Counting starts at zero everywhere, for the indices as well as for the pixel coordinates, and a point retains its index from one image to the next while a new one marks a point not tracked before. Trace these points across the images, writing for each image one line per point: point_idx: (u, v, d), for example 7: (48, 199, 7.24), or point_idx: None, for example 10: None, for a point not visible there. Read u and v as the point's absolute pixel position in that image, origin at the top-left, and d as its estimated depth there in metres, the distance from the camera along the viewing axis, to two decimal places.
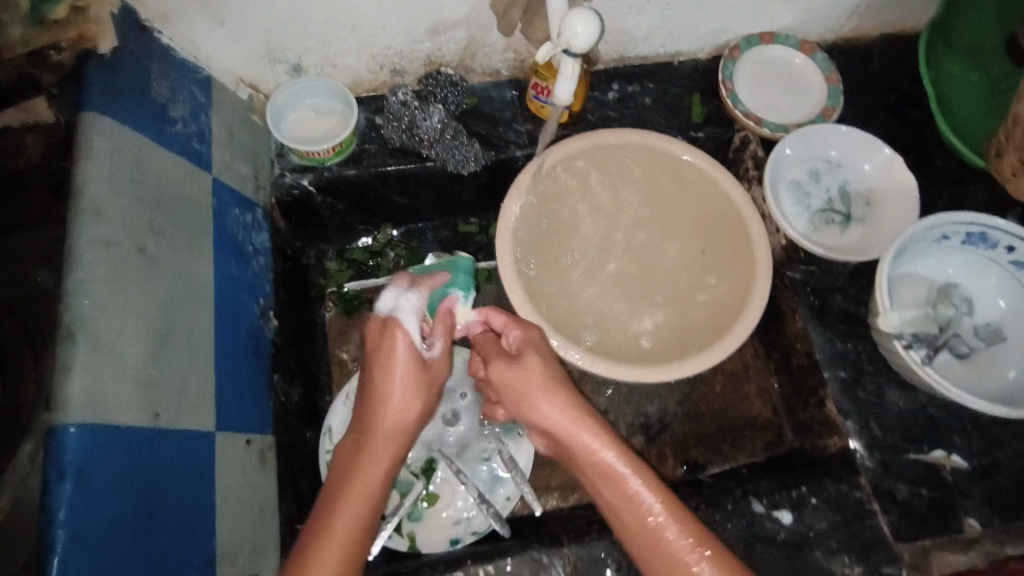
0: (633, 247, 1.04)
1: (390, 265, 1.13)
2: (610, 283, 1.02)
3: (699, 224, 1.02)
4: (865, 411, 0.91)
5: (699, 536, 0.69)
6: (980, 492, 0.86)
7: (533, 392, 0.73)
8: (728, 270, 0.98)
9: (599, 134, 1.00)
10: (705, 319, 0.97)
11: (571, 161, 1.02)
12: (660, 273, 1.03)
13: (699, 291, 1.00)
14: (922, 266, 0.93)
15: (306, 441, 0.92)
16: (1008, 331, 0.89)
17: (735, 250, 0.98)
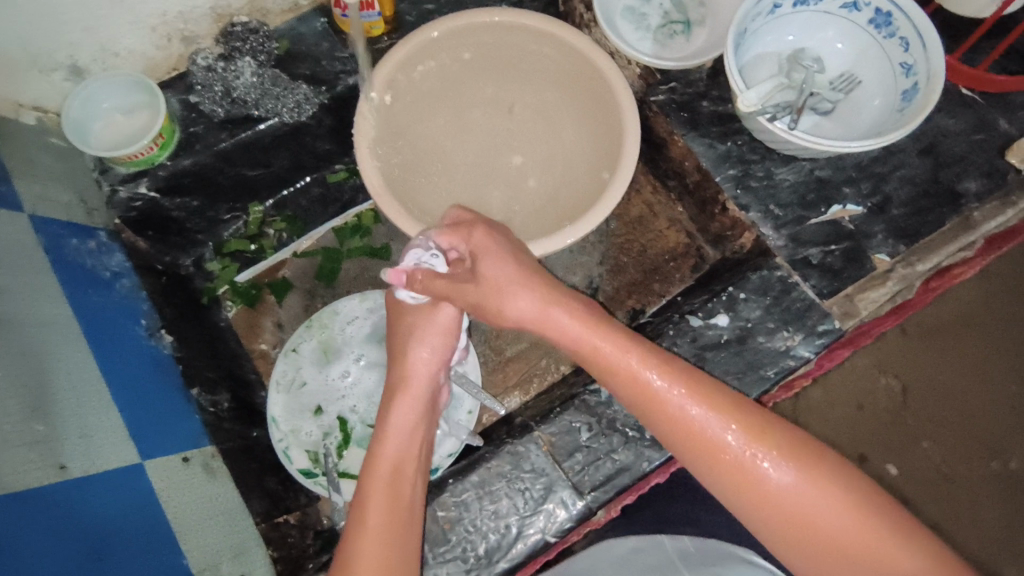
0: (498, 118, 1.02)
1: (275, 242, 1.07)
2: (523, 166, 1.01)
3: (547, 76, 1.00)
4: (761, 196, 0.94)
5: (721, 403, 0.64)
6: (882, 227, 0.91)
7: (497, 297, 0.71)
8: (592, 102, 0.98)
9: (424, 31, 0.95)
10: (599, 156, 0.96)
11: (402, 73, 0.97)
12: (544, 136, 1.01)
13: (580, 133, 0.99)
14: (764, 44, 0.96)
15: (255, 439, 0.89)
16: (861, 73, 0.95)
17: (589, 82, 0.97)
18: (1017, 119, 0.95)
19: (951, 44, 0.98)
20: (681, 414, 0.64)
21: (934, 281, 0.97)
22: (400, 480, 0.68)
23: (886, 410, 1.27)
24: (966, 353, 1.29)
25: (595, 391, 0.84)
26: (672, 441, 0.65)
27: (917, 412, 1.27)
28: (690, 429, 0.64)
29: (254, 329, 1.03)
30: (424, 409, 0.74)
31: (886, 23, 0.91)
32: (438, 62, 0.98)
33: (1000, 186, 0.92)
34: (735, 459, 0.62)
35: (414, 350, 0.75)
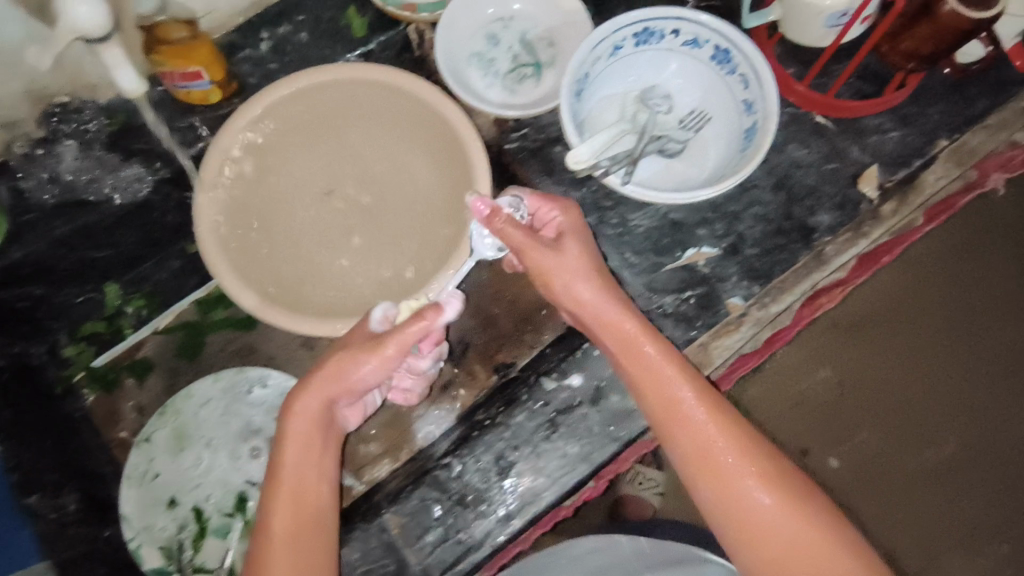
0: (349, 172, 0.97)
1: (133, 321, 1.03)
2: (378, 221, 0.96)
3: (390, 124, 0.96)
4: (617, 244, 0.92)
5: (741, 444, 0.72)
6: (735, 269, 0.90)
7: (566, 278, 0.76)
8: (440, 145, 0.94)
9: (258, 98, 0.89)
10: (453, 202, 0.93)
11: (247, 137, 0.91)
12: (398, 185, 0.97)
13: (432, 181, 0.96)
14: (610, 85, 0.93)
15: (106, 539, 0.87)
16: (709, 109, 0.93)
17: (433, 127, 0.94)
18: (869, 146, 0.94)
19: (801, 70, 0.97)
20: (691, 421, 0.73)
21: (806, 311, 0.99)
22: (305, 502, 0.73)
23: (823, 400, 1.25)
24: (903, 346, 1.27)
25: (446, 466, 0.83)
26: (674, 441, 0.73)
27: (854, 403, 1.26)
28: (707, 455, 0.71)
29: (113, 415, 1.00)
30: (322, 425, 0.75)
31: (727, 60, 0.89)
32: (276, 125, 0.92)
33: (852, 217, 0.91)
34: (731, 482, 0.70)
35: (346, 373, 0.72)
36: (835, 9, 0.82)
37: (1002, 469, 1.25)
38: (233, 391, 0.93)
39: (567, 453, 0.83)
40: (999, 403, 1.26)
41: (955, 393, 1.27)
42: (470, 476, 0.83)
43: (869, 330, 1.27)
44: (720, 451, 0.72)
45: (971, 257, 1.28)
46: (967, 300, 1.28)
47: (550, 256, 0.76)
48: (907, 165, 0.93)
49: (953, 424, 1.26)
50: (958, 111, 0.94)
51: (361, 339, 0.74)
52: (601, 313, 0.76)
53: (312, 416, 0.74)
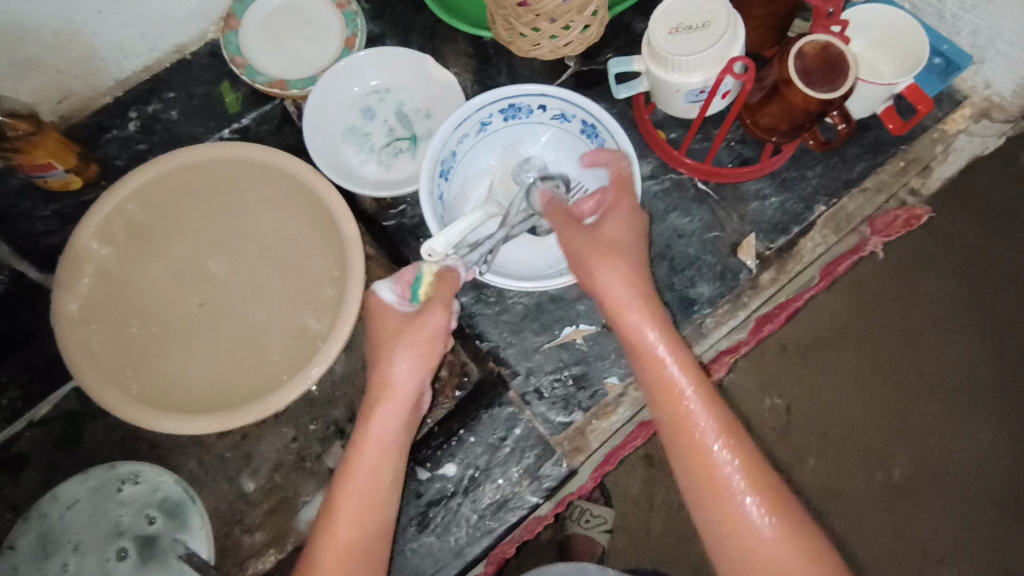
0: (234, 250, 0.96)
1: (6, 411, 0.98)
2: (263, 296, 0.95)
3: (264, 196, 0.93)
4: (494, 322, 0.90)
5: (746, 451, 0.67)
6: (615, 346, 0.88)
7: (594, 257, 0.74)
8: (313, 216, 0.91)
9: (116, 188, 0.86)
10: (334, 274, 0.90)
11: (105, 229, 0.87)
12: (281, 259, 0.95)
13: (314, 252, 0.92)
14: (483, 159, 0.93)
15: None
16: (582, 182, 0.92)
17: (304, 197, 0.90)
18: (748, 213, 0.93)
19: (679, 136, 0.96)
20: (699, 435, 0.68)
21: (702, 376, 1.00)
22: (376, 485, 0.73)
23: (770, 429, 1.14)
24: (853, 368, 1.13)
25: None
26: (672, 441, 0.69)
27: (804, 425, 1.14)
28: (703, 456, 0.67)
29: None
30: (405, 421, 0.76)
31: (596, 134, 0.88)
32: (140, 210, 0.90)
33: (732, 287, 0.90)
34: (728, 489, 0.66)
35: (399, 358, 0.75)
36: (693, 86, 0.83)
37: (967, 500, 1.11)
38: (98, 492, 0.90)
39: (439, 546, 0.82)
40: (954, 425, 1.12)
41: (909, 414, 1.13)
42: None
43: (816, 353, 1.14)
44: (726, 466, 0.67)
45: (932, 269, 1.12)
46: (925, 315, 1.12)
47: (596, 230, 0.75)
48: (785, 232, 0.92)
49: (910, 445, 1.13)
50: (837, 175, 0.93)
51: (396, 325, 0.76)
52: (626, 313, 0.72)
53: (393, 413, 0.76)
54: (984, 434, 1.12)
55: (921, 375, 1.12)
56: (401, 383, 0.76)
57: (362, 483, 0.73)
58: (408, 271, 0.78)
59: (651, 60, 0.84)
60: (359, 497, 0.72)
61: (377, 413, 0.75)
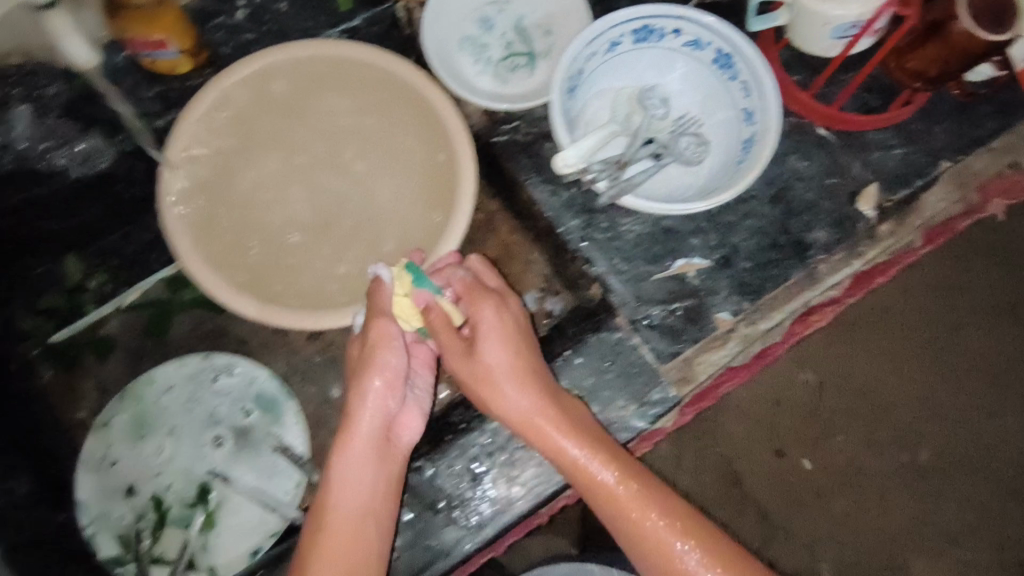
0: (325, 156, 0.93)
1: (96, 296, 0.98)
2: (355, 202, 0.92)
3: (365, 102, 0.90)
4: (605, 249, 0.89)
5: (702, 541, 0.67)
6: (725, 284, 0.87)
7: (490, 382, 0.72)
8: (418, 125, 0.89)
9: (219, 78, 0.83)
10: (437, 183, 0.88)
11: (208, 119, 0.84)
12: (375, 168, 0.92)
13: (416, 163, 0.90)
14: (607, 81, 0.89)
15: (62, 524, 0.84)
16: (702, 115, 0.89)
17: (411, 106, 0.88)
18: (872, 161, 0.91)
19: (810, 76, 0.92)
20: (626, 509, 0.69)
21: (797, 327, 0.96)
22: (350, 526, 0.70)
23: (802, 407, 1.22)
24: (883, 348, 1.23)
25: (418, 470, 0.81)
26: (629, 541, 0.69)
27: (832, 413, 1.22)
28: (660, 556, 0.67)
29: (72, 393, 0.95)
30: (378, 443, 0.73)
31: (729, 65, 0.84)
32: (235, 104, 0.86)
33: (849, 235, 0.89)
34: None
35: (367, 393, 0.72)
36: (844, 20, 0.80)
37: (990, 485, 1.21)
38: (194, 379, 0.90)
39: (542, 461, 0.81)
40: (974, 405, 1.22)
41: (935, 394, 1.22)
42: (445, 480, 0.81)
43: (850, 332, 1.23)
44: (659, 531, 0.68)
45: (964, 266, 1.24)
46: (957, 308, 1.23)
47: (493, 340, 0.72)
48: (908, 184, 0.90)
49: (932, 424, 1.22)
50: (964, 132, 0.91)
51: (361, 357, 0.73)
52: (524, 413, 0.72)
53: (361, 455, 0.72)
54: (999, 417, 1.22)
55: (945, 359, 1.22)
56: (360, 426, 0.72)
57: (343, 509, 0.70)
58: (379, 284, 0.73)
59: None
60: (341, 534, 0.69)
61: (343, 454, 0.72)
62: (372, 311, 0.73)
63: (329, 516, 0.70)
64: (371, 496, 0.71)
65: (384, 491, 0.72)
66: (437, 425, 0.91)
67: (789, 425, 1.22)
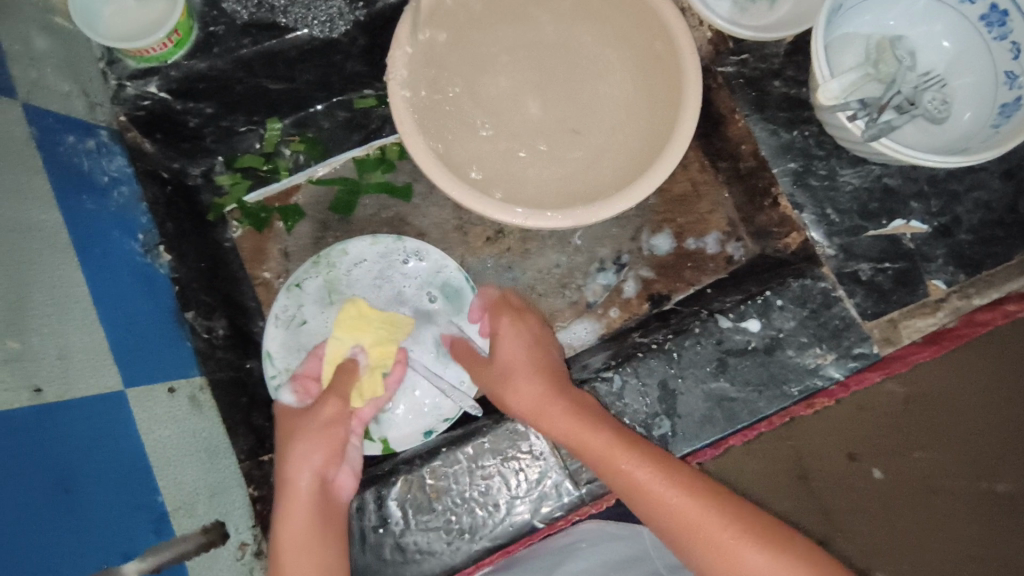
0: (542, 59, 0.91)
1: (290, 164, 1.01)
2: (564, 114, 0.90)
3: (590, 9, 0.89)
4: (820, 198, 0.86)
5: (730, 510, 0.62)
6: (944, 251, 0.84)
7: (504, 377, 0.78)
8: (638, 39, 0.88)
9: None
10: (652, 101, 0.87)
11: (444, 3, 0.85)
12: (587, 83, 0.90)
13: (630, 78, 0.89)
14: (852, 25, 0.85)
15: (248, 372, 0.86)
16: (952, 76, 0.84)
17: (634, 18, 0.87)
18: None
19: None
20: (660, 493, 0.64)
21: (981, 313, 0.85)
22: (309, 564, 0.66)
23: (880, 431, 0.85)
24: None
25: (607, 380, 0.81)
26: (658, 522, 0.64)
27: (917, 441, 0.85)
28: (690, 528, 0.61)
29: (259, 254, 0.97)
30: (318, 501, 0.71)
31: (1000, 23, 0.80)
32: None
33: None
34: (727, 552, 0.59)
35: (295, 451, 0.72)
36: None
37: None
38: (385, 259, 0.93)
39: (732, 395, 0.80)
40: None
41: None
42: (631, 396, 0.80)
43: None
44: (699, 512, 0.62)
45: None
46: None
47: (513, 340, 0.80)
48: None
49: None
50: None
51: (293, 415, 0.77)
52: (535, 401, 0.74)
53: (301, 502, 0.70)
54: None
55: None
56: (296, 474, 0.71)
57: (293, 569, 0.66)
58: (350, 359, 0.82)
59: None
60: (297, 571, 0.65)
61: (287, 498, 0.70)
62: (337, 385, 0.78)
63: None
64: (319, 560, 0.67)
65: (334, 551, 0.68)
66: (617, 344, 0.90)
67: None
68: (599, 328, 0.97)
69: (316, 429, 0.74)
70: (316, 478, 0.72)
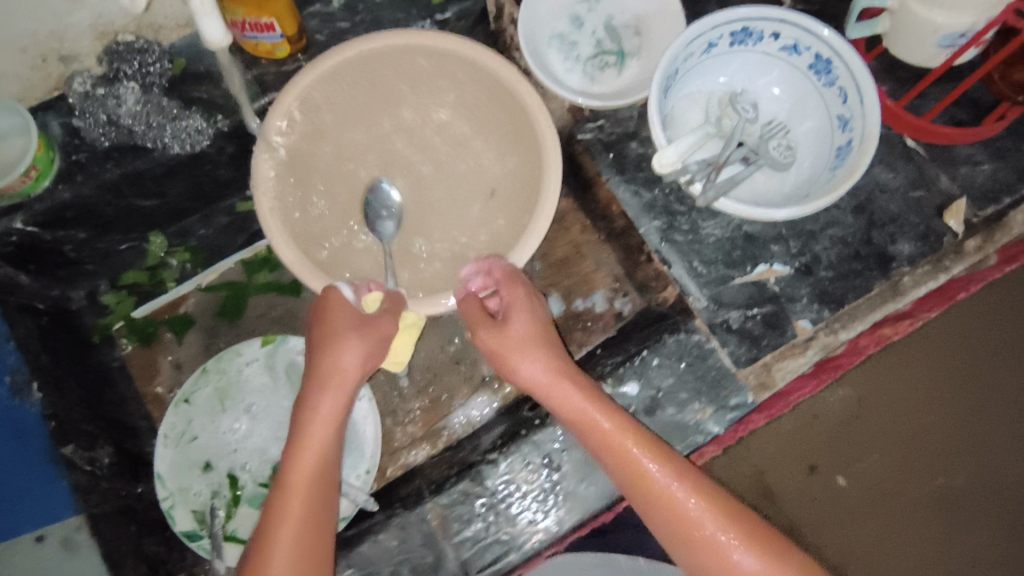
0: (407, 151, 0.95)
1: (176, 275, 1.01)
2: (437, 200, 0.95)
3: (448, 96, 0.91)
4: (686, 251, 0.89)
5: (685, 474, 0.73)
6: (807, 290, 0.86)
7: (508, 350, 0.80)
8: (500, 118, 0.90)
9: (316, 64, 0.83)
10: (518, 176, 0.89)
11: (293, 113, 0.85)
12: (454, 169, 0.95)
13: (494, 156, 0.92)
14: (695, 84, 0.88)
15: (138, 497, 0.85)
16: (792, 122, 0.88)
17: (491, 98, 0.89)
18: (959, 177, 0.90)
19: (898, 88, 0.92)
20: (635, 458, 0.73)
21: (867, 340, 0.93)
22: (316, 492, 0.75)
23: (837, 422, 1.06)
24: (933, 369, 1.09)
25: (493, 462, 0.81)
26: (622, 476, 0.74)
27: (868, 422, 1.07)
28: (654, 489, 0.72)
29: (149, 369, 0.97)
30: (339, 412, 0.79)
31: (827, 70, 0.83)
32: (331, 91, 0.87)
33: (935, 249, 0.88)
34: (677, 507, 0.71)
35: (343, 356, 0.79)
36: (955, 29, 0.77)
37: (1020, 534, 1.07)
38: (274, 359, 0.92)
39: None
40: None
41: (963, 421, 1.09)
42: (518, 474, 0.81)
43: (896, 354, 1.08)
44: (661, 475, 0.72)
45: (1002, 297, 1.09)
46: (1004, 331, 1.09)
47: (526, 311, 0.81)
48: (996, 201, 0.89)
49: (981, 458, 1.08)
50: None
51: (351, 321, 0.80)
52: (535, 374, 0.79)
53: (327, 414, 0.78)
54: None
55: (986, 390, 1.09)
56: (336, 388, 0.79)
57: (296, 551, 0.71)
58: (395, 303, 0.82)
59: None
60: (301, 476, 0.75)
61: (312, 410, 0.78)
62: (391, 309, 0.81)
63: (275, 548, 0.70)
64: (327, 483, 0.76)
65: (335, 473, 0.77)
66: (509, 419, 0.91)
67: (829, 440, 1.07)
68: (499, 399, 0.97)
69: (364, 333, 0.79)
70: (340, 399, 0.79)
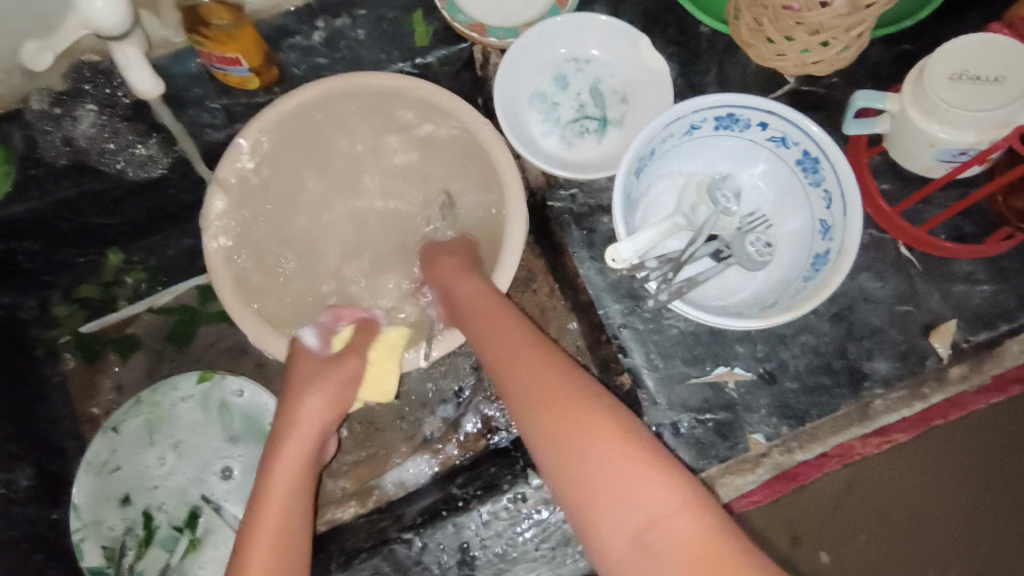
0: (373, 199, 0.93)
1: (131, 293, 1.00)
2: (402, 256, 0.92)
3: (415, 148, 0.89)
4: (645, 340, 0.82)
5: (612, 416, 0.62)
6: (766, 401, 0.80)
7: (452, 282, 0.80)
8: (469, 175, 0.88)
9: (274, 104, 0.79)
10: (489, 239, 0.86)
11: (250, 154, 0.81)
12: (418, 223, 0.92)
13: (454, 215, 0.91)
14: (676, 164, 0.82)
15: (51, 525, 0.83)
16: (773, 217, 0.82)
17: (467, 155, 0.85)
18: (952, 296, 0.81)
19: (904, 187, 0.83)
20: (560, 386, 0.64)
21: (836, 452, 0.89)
22: (287, 523, 0.66)
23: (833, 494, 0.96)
24: (948, 467, 0.96)
25: (407, 542, 0.78)
26: (544, 414, 0.63)
27: (864, 502, 0.96)
28: (586, 429, 0.61)
29: (89, 388, 0.97)
30: (310, 456, 0.72)
31: (814, 170, 0.77)
32: (290, 133, 0.83)
33: (914, 372, 0.80)
34: (604, 448, 0.59)
35: (307, 398, 0.75)
36: (956, 145, 0.71)
37: None
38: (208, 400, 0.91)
39: (535, 556, 0.77)
40: None
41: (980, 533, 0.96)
42: (429, 558, 0.77)
43: (908, 445, 0.95)
44: (585, 404, 0.62)
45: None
46: None
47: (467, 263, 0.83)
48: (990, 327, 0.80)
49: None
50: None
51: (310, 355, 0.78)
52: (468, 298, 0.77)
53: (299, 447, 0.72)
54: None
55: (1005, 500, 0.96)
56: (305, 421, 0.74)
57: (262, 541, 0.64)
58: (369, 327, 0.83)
59: (911, 100, 0.72)
60: (269, 513, 0.66)
61: (278, 449, 0.71)
62: (354, 343, 0.80)
63: None
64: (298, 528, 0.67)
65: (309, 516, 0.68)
66: (438, 493, 0.88)
67: (820, 511, 0.96)
68: (438, 462, 0.94)
69: (333, 377, 0.76)
70: (310, 444, 0.73)
